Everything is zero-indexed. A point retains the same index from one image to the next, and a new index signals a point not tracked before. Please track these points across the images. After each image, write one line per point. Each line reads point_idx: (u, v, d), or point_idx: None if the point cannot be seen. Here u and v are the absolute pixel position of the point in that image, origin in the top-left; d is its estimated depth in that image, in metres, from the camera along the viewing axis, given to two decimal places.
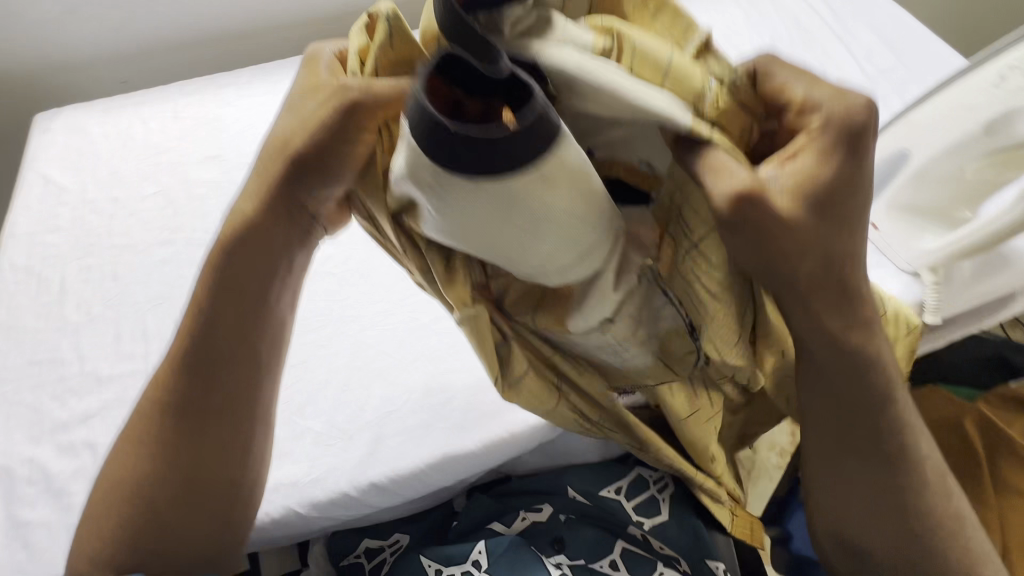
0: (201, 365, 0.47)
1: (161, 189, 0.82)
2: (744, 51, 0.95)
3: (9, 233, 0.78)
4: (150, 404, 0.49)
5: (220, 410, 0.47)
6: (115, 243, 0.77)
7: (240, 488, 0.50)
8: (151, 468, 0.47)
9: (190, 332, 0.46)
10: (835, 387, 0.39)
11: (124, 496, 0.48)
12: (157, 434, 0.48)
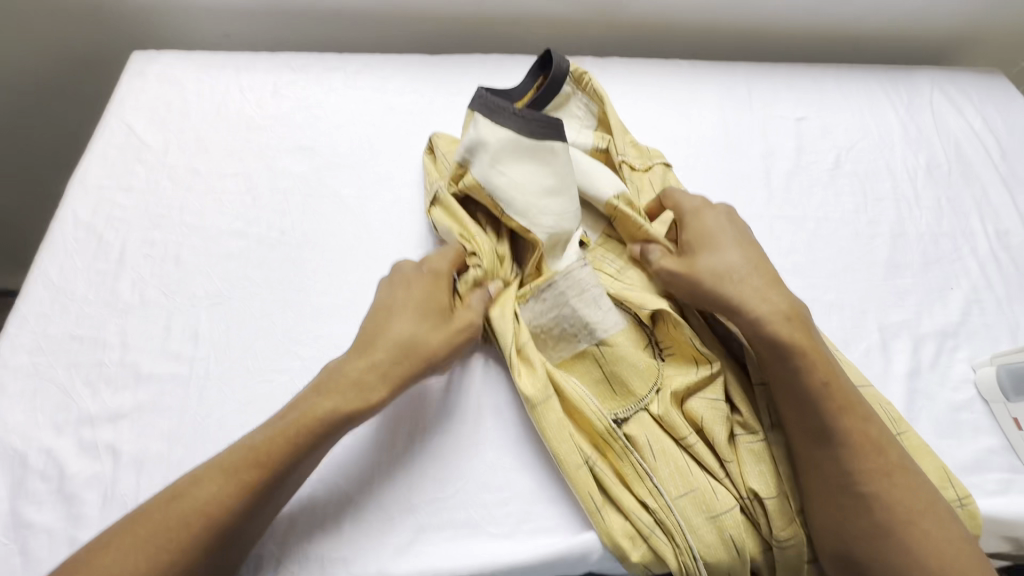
0: (240, 485, 0.48)
1: (244, 171, 0.76)
2: (894, 169, 0.85)
3: (78, 181, 0.73)
4: (211, 503, 0.48)
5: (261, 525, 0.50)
6: (185, 221, 0.71)
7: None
8: (156, 565, 0.45)
9: (278, 476, 0.50)
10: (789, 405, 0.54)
11: (109, 561, 0.45)
12: (186, 508, 0.47)
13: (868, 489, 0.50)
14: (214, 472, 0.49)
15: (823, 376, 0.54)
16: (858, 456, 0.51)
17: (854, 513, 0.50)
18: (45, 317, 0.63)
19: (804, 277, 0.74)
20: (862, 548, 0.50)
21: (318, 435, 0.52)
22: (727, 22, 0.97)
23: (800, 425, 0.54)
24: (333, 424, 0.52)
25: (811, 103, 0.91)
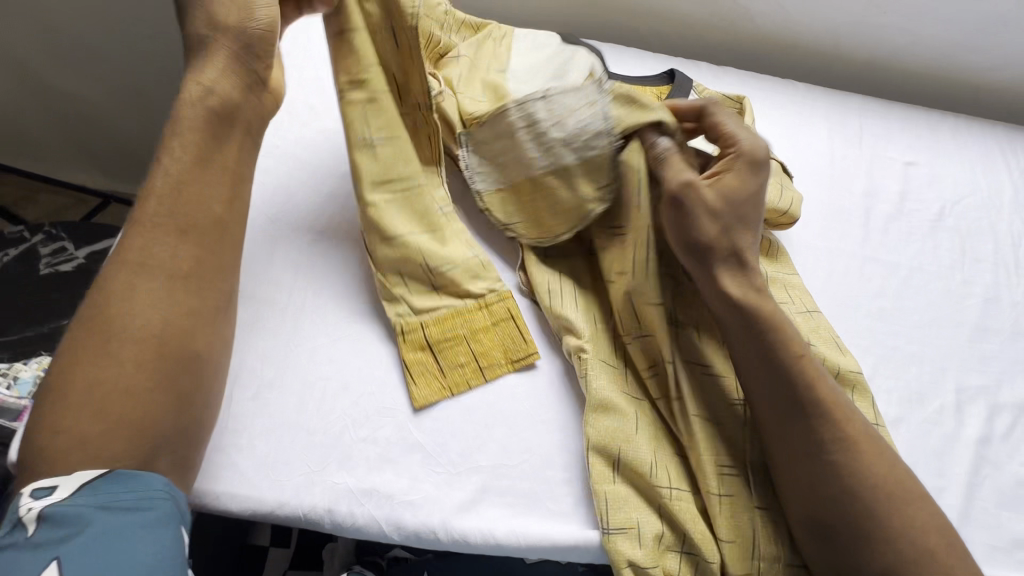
0: (143, 292, 0.52)
1: None
2: (997, 230, 0.83)
3: None
4: (119, 324, 0.51)
5: (189, 326, 0.53)
6: (298, 154, 0.73)
7: (165, 383, 0.51)
8: (110, 388, 0.49)
9: (171, 267, 0.54)
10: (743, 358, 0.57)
11: (61, 415, 0.48)
12: (108, 339, 0.50)
13: (834, 458, 0.53)
14: (109, 301, 0.52)
15: (794, 351, 0.56)
16: (830, 425, 0.54)
17: (825, 481, 0.53)
18: None
19: (888, 323, 0.73)
20: (835, 513, 0.52)
21: (180, 188, 0.56)
22: (851, 50, 0.94)
23: (771, 397, 0.55)
24: (192, 205, 0.56)
25: (921, 148, 0.89)
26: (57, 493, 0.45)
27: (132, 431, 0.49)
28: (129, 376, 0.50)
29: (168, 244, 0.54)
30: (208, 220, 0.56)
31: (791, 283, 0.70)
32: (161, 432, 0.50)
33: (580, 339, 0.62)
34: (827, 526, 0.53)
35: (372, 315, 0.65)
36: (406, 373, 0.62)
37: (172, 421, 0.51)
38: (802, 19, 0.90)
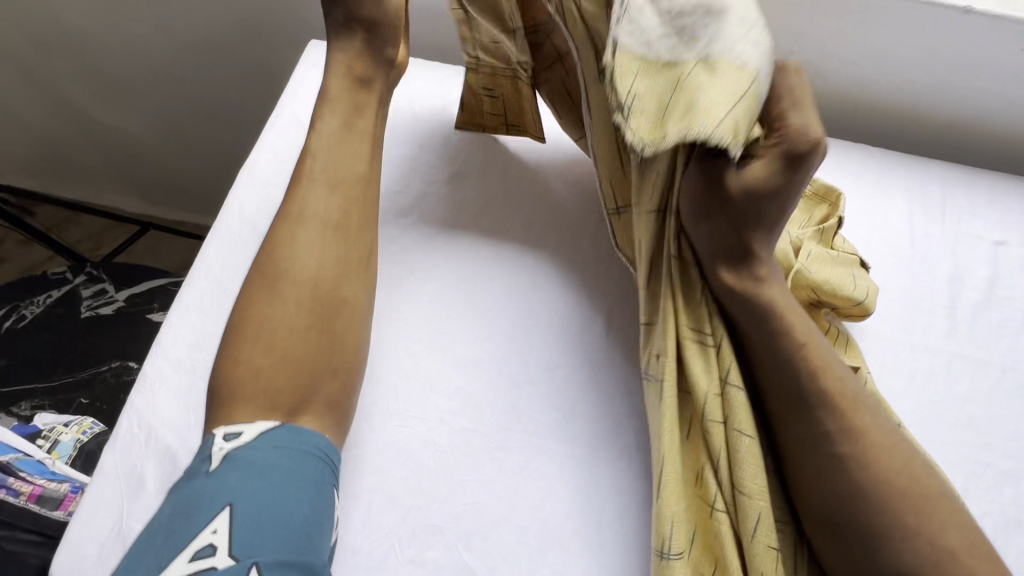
0: (307, 244, 0.56)
1: (405, 192, 0.74)
2: None
3: (247, 173, 0.73)
4: (299, 262, 0.55)
5: (349, 274, 0.57)
6: None
7: (330, 322, 0.54)
8: (281, 331, 0.52)
9: (333, 220, 0.58)
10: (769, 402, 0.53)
11: (234, 353, 0.51)
12: (265, 293, 0.53)
13: (845, 450, 0.50)
14: (270, 254, 0.55)
15: (800, 337, 0.52)
16: (840, 417, 0.50)
17: (831, 476, 0.50)
18: (205, 311, 0.64)
19: (979, 434, 0.66)
20: (849, 514, 0.49)
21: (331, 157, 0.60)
22: (931, 111, 0.87)
23: (778, 388, 0.52)
24: (342, 172, 0.60)
25: (1013, 225, 0.81)
26: (243, 436, 0.47)
27: (300, 363, 0.51)
28: (303, 312, 0.53)
29: (326, 206, 0.58)
30: (360, 187, 0.61)
31: (869, 384, 0.62)
32: (324, 367, 0.53)
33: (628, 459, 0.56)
34: (837, 523, 0.49)
35: (417, 419, 0.61)
36: (454, 486, 0.58)
37: (333, 350, 0.54)
38: (878, 80, 0.83)
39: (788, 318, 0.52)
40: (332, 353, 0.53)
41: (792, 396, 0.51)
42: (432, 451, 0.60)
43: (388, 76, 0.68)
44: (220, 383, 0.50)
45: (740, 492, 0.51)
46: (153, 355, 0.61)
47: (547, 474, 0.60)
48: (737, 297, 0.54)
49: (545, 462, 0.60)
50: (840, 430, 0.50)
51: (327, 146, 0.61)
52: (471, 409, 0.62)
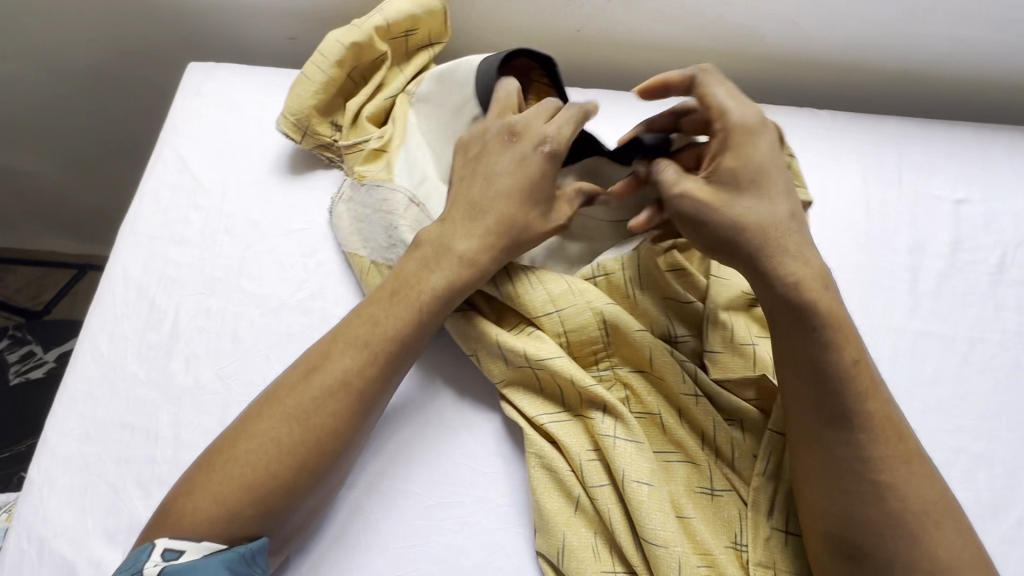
0: (316, 395, 0.48)
1: (308, 227, 0.66)
2: None
3: (129, 229, 0.66)
4: (303, 430, 0.47)
5: (356, 441, 0.50)
6: (246, 289, 0.63)
7: (309, 493, 0.48)
8: (273, 454, 0.46)
9: (355, 378, 0.49)
10: (824, 443, 0.47)
11: (199, 492, 0.45)
12: (272, 434, 0.47)
13: (882, 478, 0.45)
14: (286, 395, 0.49)
15: (853, 354, 0.47)
16: (882, 446, 0.46)
17: (863, 502, 0.45)
18: (94, 397, 0.58)
19: (948, 417, 0.62)
20: (873, 538, 0.45)
21: (400, 324, 0.51)
22: (880, 66, 0.80)
23: (813, 406, 0.48)
24: (400, 346, 0.51)
25: (973, 179, 0.75)
26: (186, 557, 0.43)
27: (265, 516, 0.46)
28: (297, 461, 0.47)
29: (350, 359, 0.50)
30: (401, 347, 0.51)
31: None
32: (289, 520, 0.47)
33: (564, 505, 0.53)
34: (855, 547, 0.45)
35: (342, 486, 0.56)
36: (387, 556, 0.53)
37: (301, 513, 0.49)
38: (820, 35, 0.76)
39: (850, 334, 0.47)
40: (297, 516, 0.48)
41: (834, 415, 0.47)
42: (362, 521, 0.55)
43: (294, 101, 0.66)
44: (178, 504, 0.46)
45: (653, 544, 0.50)
46: (40, 456, 0.55)
47: (490, 529, 0.55)
48: (788, 305, 0.48)
49: (486, 516, 0.55)
50: (903, 474, 0.46)
51: (411, 317, 0.51)
52: (402, 466, 0.57)
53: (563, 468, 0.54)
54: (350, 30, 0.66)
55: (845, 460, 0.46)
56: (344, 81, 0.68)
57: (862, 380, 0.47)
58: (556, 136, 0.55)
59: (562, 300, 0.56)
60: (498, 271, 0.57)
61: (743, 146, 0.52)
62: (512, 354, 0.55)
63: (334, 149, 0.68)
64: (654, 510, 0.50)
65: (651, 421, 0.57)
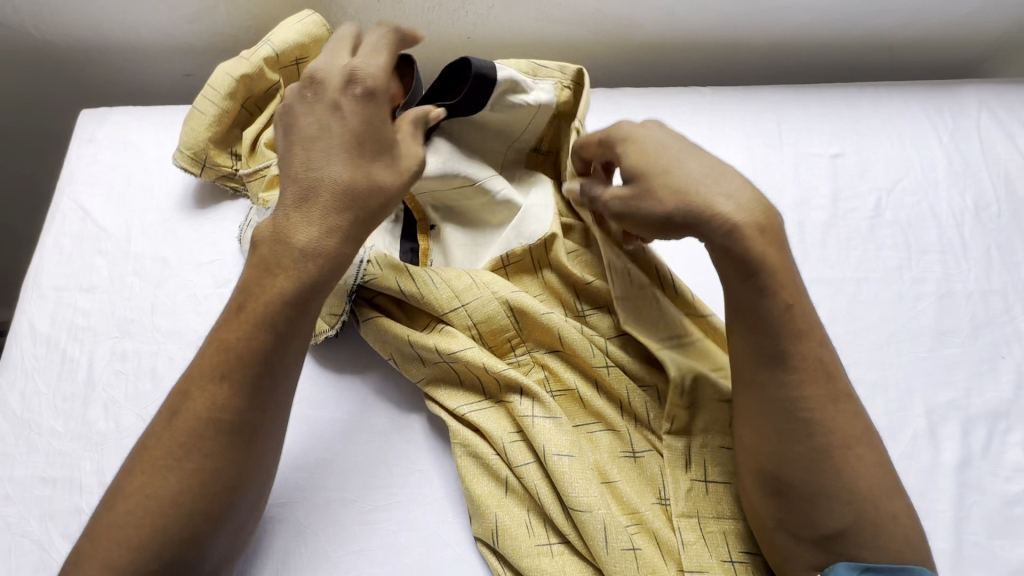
0: (181, 437, 0.46)
1: (219, 258, 0.67)
2: (939, 211, 0.78)
3: (32, 283, 0.65)
4: (176, 475, 0.45)
5: (248, 464, 0.47)
6: (160, 326, 0.63)
7: (211, 534, 0.46)
8: (155, 512, 0.44)
9: (220, 406, 0.46)
10: (762, 390, 0.49)
11: (90, 560, 0.44)
12: (145, 489, 0.45)
13: (811, 415, 0.47)
14: (151, 445, 0.46)
15: (786, 296, 0.49)
16: (813, 384, 0.48)
17: (794, 439, 0.47)
18: (11, 456, 0.57)
19: (844, 353, 0.68)
20: (798, 471, 0.47)
21: (247, 345, 0.47)
22: (753, 41, 0.86)
23: (750, 348, 0.49)
24: (260, 365, 0.48)
25: (845, 134, 0.82)
26: None
27: (167, 569, 0.44)
28: (189, 501, 0.45)
29: (208, 394, 0.47)
30: (258, 362, 0.48)
31: (715, 331, 0.59)
32: (201, 563, 0.46)
33: (493, 488, 0.55)
34: (783, 481, 0.48)
35: (278, 506, 0.56)
36: (330, 566, 0.54)
37: (215, 554, 0.47)
38: (692, 19, 0.82)
39: (781, 279, 0.48)
40: (213, 558, 0.47)
41: (762, 355, 0.49)
42: (302, 536, 0.55)
43: (185, 142, 0.66)
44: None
45: (579, 511, 0.52)
46: None
47: (428, 523, 0.56)
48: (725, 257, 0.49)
49: (424, 512, 0.57)
50: (829, 410, 0.48)
51: (257, 335, 0.48)
52: (335, 476, 0.58)
53: (487, 453, 0.56)
54: (238, 64, 0.66)
55: (778, 402, 0.48)
56: (238, 113, 0.68)
57: (790, 324, 0.48)
58: (373, 77, 0.54)
59: (467, 294, 0.59)
60: (404, 275, 0.60)
61: (634, 138, 0.54)
62: (425, 351, 0.58)
63: (238, 179, 0.68)
64: (576, 479, 0.53)
65: (570, 396, 0.59)
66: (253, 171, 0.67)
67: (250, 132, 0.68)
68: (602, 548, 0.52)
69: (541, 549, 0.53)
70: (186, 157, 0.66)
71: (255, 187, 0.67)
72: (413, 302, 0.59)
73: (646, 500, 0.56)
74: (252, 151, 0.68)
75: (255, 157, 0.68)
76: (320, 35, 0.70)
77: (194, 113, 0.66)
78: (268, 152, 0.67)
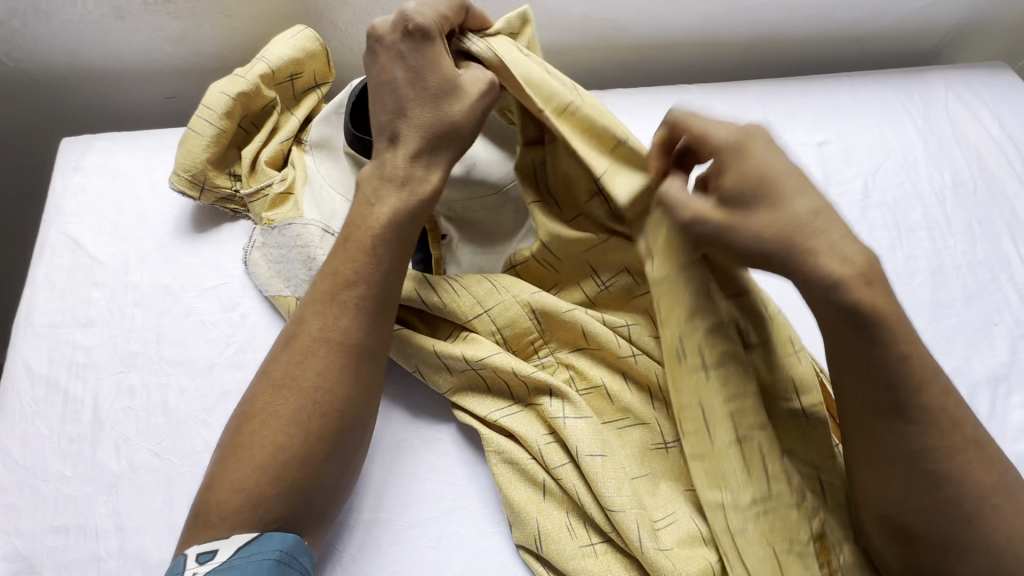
0: (302, 360, 0.49)
1: (224, 282, 0.65)
2: (922, 189, 0.82)
3: (24, 321, 0.61)
4: (298, 393, 0.48)
5: (355, 401, 0.50)
6: (167, 357, 0.60)
7: (327, 454, 0.48)
8: (281, 429, 0.47)
9: (333, 334, 0.49)
10: (884, 448, 0.43)
11: (222, 478, 0.47)
12: (272, 407, 0.48)
13: (941, 467, 0.42)
14: (277, 368, 0.50)
15: (903, 346, 0.42)
16: (940, 432, 0.42)
17: (925, 495, 0.43)
18: (16, 507, 0.53)
19: None
20: (926, 521, 0.43)
21: (355, 269, 0.51)
22: (733, 39, 0.89)
23: (867, 398, 0.43)
24: (364, 290, 0.50)
25: (828, 123, 0.86)
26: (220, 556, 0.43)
27: (289, 490, 0.46)
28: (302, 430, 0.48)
29: (323, 319, 0.50)
30: (364, 285, 0.50)
31: None
32: (318, 489, 0.48)
33: (531, 493, 0.55)
34: (910, 531, 0.44)
35: None
36: None
37: (328, 482, 0.49)
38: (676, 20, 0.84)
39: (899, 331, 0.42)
40: (326, 483, 0.49)
41: (880, 408, 0.43)
42: (338, 560, 0.54)
43: (181, 166, 0.64)
44: (205, 499, 0.46)
45: (614, 511, 0.52)
46: None
47: (467, 536, 0.55)
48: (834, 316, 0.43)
49: (462, 524, 0.56)
50: (960, 455, 0.42)
51: (359, 259, 0.51)
52: (366, 496, 0.56)
53: (522, 457, 0.55)
54: (235, 82, 0.64)
55: (900, 456, 0.43)
56: (235, 132, 0.66)
57: (909, 376, 0.42)
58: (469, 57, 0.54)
59: (489, 300, 0.58)
60: (424, 285, 0.59)
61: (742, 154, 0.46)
62: (451, 360, 0.57)
63: (238, 200, 0.66)
64: (611, 477, 0.53)
65: (598, 394, 0.59)
66: (254, 191, 0.65)
67: (248, 151, 0.66)
68: (641, 545, 0.52)
69: (582, 552, 0.53)
70: (182, 180, 0.64)
71: (257, 207, 0.65)
72: (436, 312, 0.59)
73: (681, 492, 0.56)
74: (251, 171, 0.66)
75: (255, 176, 0.66)
76: (314, 49, 0.69)
77: (188, 134, 0.64)
78: (268, 170, 0.66)
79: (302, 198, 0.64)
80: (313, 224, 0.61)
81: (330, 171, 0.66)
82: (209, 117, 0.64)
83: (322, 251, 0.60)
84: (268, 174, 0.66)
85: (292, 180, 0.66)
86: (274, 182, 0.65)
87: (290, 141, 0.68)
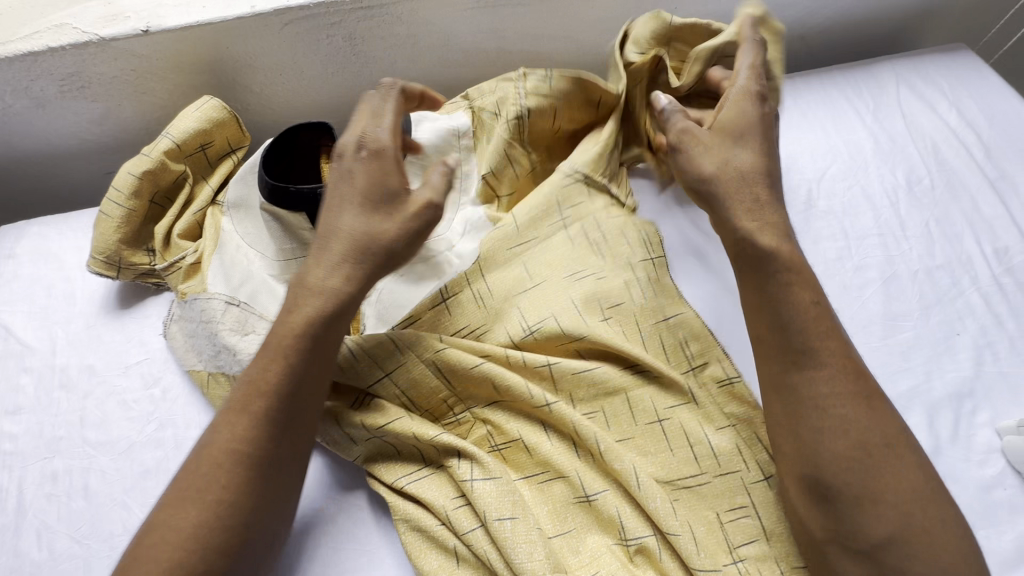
0: (215, 473, 0.48)
1: (147, 357, 0.65)
2: (873, 191, 0.77)
3: None
4: (204, 510, 0.47)
5: (267, 511, 0.49)
6: (89, 439, 0.61)
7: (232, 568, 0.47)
8: (180, 547, 0.46)
9: (248, 446, 0.48)
10: (792, 390, 0.48)
11: None
12: (174, 523, 0.46)
13: (836, 412, 0.46)
14: (187, 480, 0.48)
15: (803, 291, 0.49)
16: (820, 372, 0.48)
17: (825, 434, 0.46)
18: None
19: None
20: (840, 472, 0.45)
21: (272, 380, 0.50)
22: None
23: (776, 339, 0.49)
24: (281, 400, 0.50)
25: None
26: None
27: None
28: (204, 546, 0.46)
29: (238, 430, 0.49)
30: (280, 398, 0.50)
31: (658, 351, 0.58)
32: None
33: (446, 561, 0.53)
34: (826, 485, 0.46)
35: None
36: None
37: None
38: (596, 40, 0.82)
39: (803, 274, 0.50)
40: None
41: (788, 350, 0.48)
42: None
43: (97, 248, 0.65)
44: None
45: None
46: None
47: None
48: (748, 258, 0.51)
49: None
50: (854, 411, 0.47)
51: (275, 371, 0.50)
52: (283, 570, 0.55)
53: (434, 524, 0.54)
54: (141, 161, 0.66)
55: (806, 401, 0.47)
56: (148, 209, 0.67)
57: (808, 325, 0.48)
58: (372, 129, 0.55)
59: (390, 362, 0.57)
60: None
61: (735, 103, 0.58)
62: (356, 432, 0.57)
63: (157, 274, 0.67)
64: (522, 538, 0.51)
65: (517, 447, 0.57)
66: (169, 266, 0.66)
67: (161, 227, 0.67)
68: None
69: None
70: (98, 263, 0.65)
71: (173, 281, 0.66)
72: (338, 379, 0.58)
73: (605, 549, 0.53)
74: (166, 246, 0.67)
75: (170, 251, 0.67)
76: (220, 117, 0.70)
77: (101, 218, 0.66)
78: (181, 244, 0.67)
79: (213, 269, 0.65)
80: (219, 297, 0.62)
81: (239, 239, 0.66)
82: (118, 198, 0.65)
83: (228, 323, 0.61)
84: (182, 248, 0.67)
85: (204, 251, 0.66)
86: (189, 255, 0.66)
87: (205, 211, 0.69)
